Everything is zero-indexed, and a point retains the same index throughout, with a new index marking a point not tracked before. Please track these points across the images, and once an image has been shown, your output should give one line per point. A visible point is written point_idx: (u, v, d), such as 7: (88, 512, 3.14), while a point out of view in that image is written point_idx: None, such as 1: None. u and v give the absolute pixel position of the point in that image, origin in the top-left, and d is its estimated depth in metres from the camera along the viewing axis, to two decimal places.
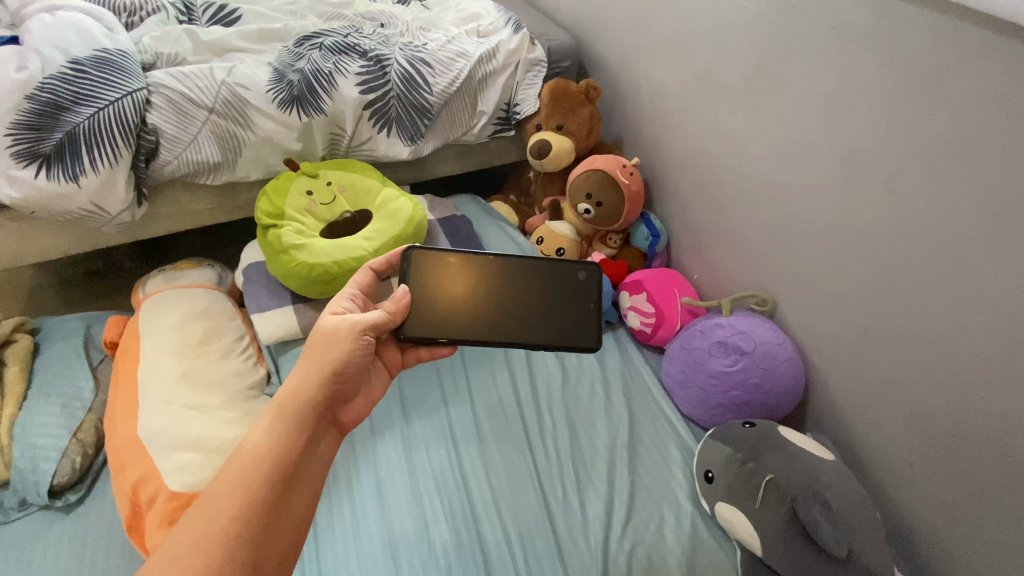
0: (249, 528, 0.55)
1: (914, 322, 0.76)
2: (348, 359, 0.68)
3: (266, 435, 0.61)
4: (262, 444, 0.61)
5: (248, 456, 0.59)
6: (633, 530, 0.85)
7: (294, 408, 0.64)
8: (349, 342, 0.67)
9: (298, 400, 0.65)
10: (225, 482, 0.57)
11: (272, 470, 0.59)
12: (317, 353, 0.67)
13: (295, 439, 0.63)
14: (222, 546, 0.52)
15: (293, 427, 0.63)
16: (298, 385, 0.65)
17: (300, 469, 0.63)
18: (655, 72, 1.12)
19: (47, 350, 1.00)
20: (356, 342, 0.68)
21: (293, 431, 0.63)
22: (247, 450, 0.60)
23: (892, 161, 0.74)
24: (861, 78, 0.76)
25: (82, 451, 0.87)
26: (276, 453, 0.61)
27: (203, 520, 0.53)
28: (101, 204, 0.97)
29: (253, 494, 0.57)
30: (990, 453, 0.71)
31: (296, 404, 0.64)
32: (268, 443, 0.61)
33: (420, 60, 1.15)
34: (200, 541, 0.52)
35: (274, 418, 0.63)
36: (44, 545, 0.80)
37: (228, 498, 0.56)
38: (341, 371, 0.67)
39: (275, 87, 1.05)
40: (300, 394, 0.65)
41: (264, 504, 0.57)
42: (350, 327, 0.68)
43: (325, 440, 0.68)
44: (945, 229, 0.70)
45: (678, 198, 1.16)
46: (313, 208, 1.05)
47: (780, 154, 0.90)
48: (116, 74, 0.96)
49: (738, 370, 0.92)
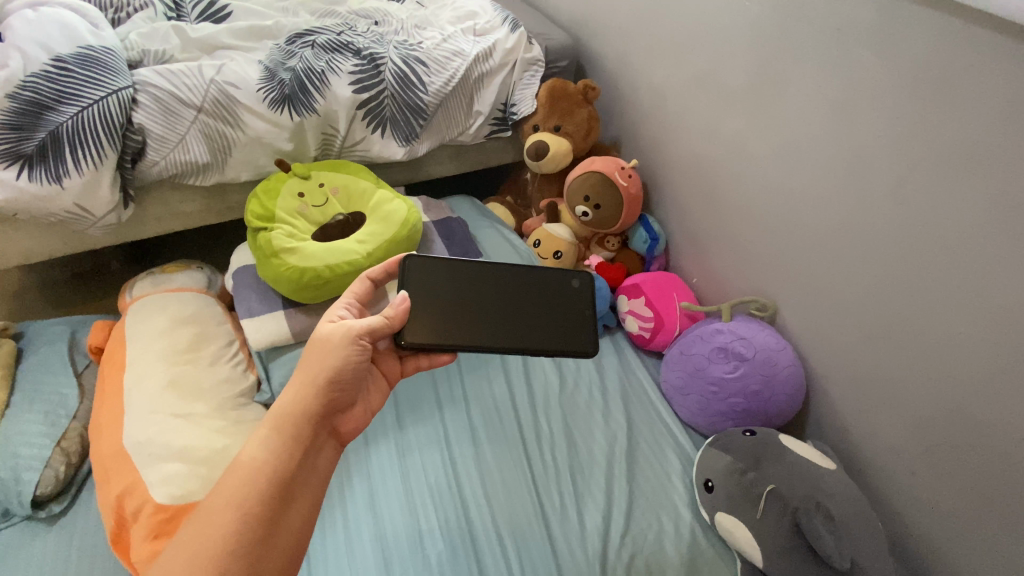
0: (246, 544, 0.54)
1: (916, 330, 0.75)
2: (343, 367, 0.64)
3: (263, 448, 0.59)
4: (258, 457, 0.59)
5: (244, 471, 0.57)
6: (632, 540, 0.83)
7: (291, 419, 0.61)
8: (343, 349, 0.64)
9: (295, 411, 0.62)
10: (222, 497, 0.56)
11: (270, 485, 0.58)
12: (313, 363, 0.64)
13: (295, 450, 0.61)
14: (217, 565, 0.51)
15: (291, 439, 0.61)
16: (294, 396, 0.62)
17: (300, 481, 0.61)
18: (655, 73, 1.10)
19: (31, 355, 0.97)
20: (352, 350, 0.65)
21: (290, 443, 0.61)
22: (243, 463, 0.58)
23: (896, 168, 0.73)
24: (866, 80, 0.74)
25: (65, 460, 0.85)
26: (275, 466, 0.59)
27: (199, 536, 0.53)
28: (85, 206, 0.94)
29: (249, 508, 0.55)
30: (995, 464, 0.69)
31: (294, 416, 0.62)
32: (264, 455, 0.59)
33: (416, 58, 1.12)
34: (196, 559, 0.51)
35: (270, 430, 0.61)
36: (26, 556, 0.77)
37: (223, 514, 0.54)
38: (338, 380, 0.64)
39: (266, 86, 1.03)
40: (295, 407, 0.62)
41: (262, 518, 0.56)
42: (345, 334, 0.64)
43: (325, 449, 0.66)
44: (952, 236, 0.69)
45: (678, 200, 1.14)
46: (304, 210, 1.02)
47: (782, 158, 0.89)
48: (101, 72, 0.93)
49: (739, 377, 0.91)
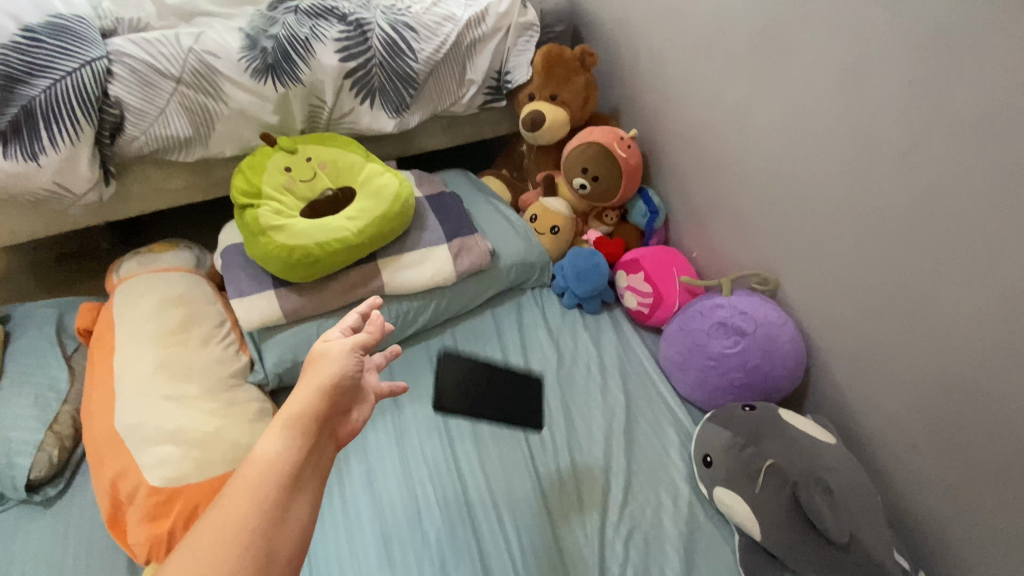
0: (260, 539, 0.42)
1: (923, 305, 0.73)
2: (343, 381, 0.55)
3: (275, 450, 0.48)
4: (271, 460, 0.47)
5: (256, 466, 0.46)
6: (631, 515, 0.83)
7: (305, 420, 0.51)
8: (340, 360, 0.56)
9: (308, 412, 0.51)
10: (220, 519, 0.42)
11: (293, 472, 0.47)
12: (307, 372, 0.55)
13: (316, 439, 0.51)
14: (239, 550, 0.41)
15: (305, 439, 0.50)
16: (303, 399, 0.52)
17: (313, 480, 0.49)
18: (654, 36, 1.05)
19: (19, 337, 0.96)
20: (350, 363, 0.57)
21: (303, 445, 0.49)
22: (250, 472, 0.46)
23: (907, 136, 0.70)
24: (879, 42, 0.70)
25: (58, 444, 0.84)
26: (298, 451, 0.48)
27: (211, 523, 0.41)
28: (64, 184, 0.91)
29: (272, 489, 0.45)
30: (999, 439, 0.68)
31: (306, 418, 0.51)
32: (281, 455, 0.47)
33: (404, 24, 1.07)
34: (209, 554, 0.40)
35: (280, 432, 0.49)
36: (22, 542, 0.77)
37: (207, 550, 0.40)
38: (340, 391, 0.55)
39: (247, 55, 0.98)
40: (308, 406, 0.52)
41: (282, 507, 0.45)
42: (340, 346, 0.57)
43: (326, 460, 0.52)
44: (964, 206, 0.66)
45: (678, 172, 1.11)
46: (291, 185, 0.98)
47: (787, 126, 0.85)
48: (74, 42, 0.88)
49: (738, 352, 0.90)
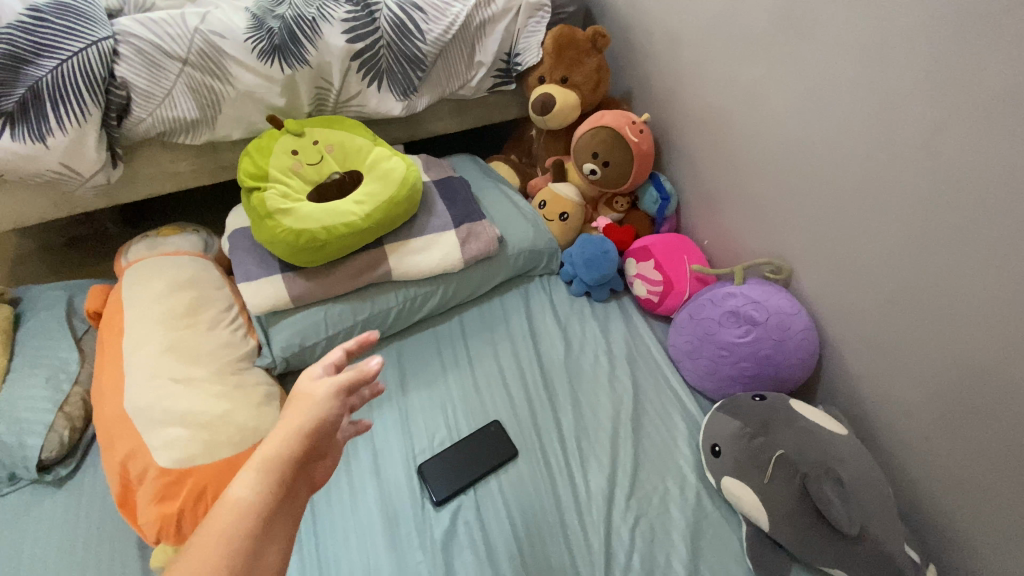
0: None
1: (939, 294, 0.72)
2: (322, 426, 0.50)
3: (251, 493, 0.45)
4: (248, 501, 0.44)
5: (229, 513, 0.43)
6: (637, 503, 0.83)
7: (282, 461, 0.47)
8: (329, 404, 0.51)
9: (288, 452, 0.48)
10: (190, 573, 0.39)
11: (267, 518, 0.44)
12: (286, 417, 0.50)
13: (290, 485, 0.47)
14: None
15: (283, 481, 0.47)
16: (283, 439, 0.48)
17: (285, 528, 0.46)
18: (669, 16, 1.03)
19: (30, 319, 0.96)
20: (333, 407, 0.51)
21: (280, 488, 0.46)
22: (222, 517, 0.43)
23: (928, 119, 0.68)
24: (902, 21, 0.67)
25: (69, 425, 0.85)
26: (273, 498, 0.45)
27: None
28: (71, 165, 0.91)
29: (242, 539, 0.42)
30: (1015, 431, 0.67)
31: (285, 458, 0.47)
32: (257, 497, 0.45)
33: (413, 4, 1.05)
34: None
35: (256, 473, 0.46)
36: (35, 520, 0.78)
37: None
38: (319, 438, 0.50)
39: (254, 35, 0.97)
40: (288, 446, 0.48)
41: (254, 558, 0.42)
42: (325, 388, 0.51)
43: (298, 505, 0.49)
44: (986, 192, 0.64)
45: (691, 157, 1.09)
46: (298, 168, 0.98)
47: (804, 109, 0.83)
48: (80, 22, 0.88)
49: (750, 341, 0.88)
